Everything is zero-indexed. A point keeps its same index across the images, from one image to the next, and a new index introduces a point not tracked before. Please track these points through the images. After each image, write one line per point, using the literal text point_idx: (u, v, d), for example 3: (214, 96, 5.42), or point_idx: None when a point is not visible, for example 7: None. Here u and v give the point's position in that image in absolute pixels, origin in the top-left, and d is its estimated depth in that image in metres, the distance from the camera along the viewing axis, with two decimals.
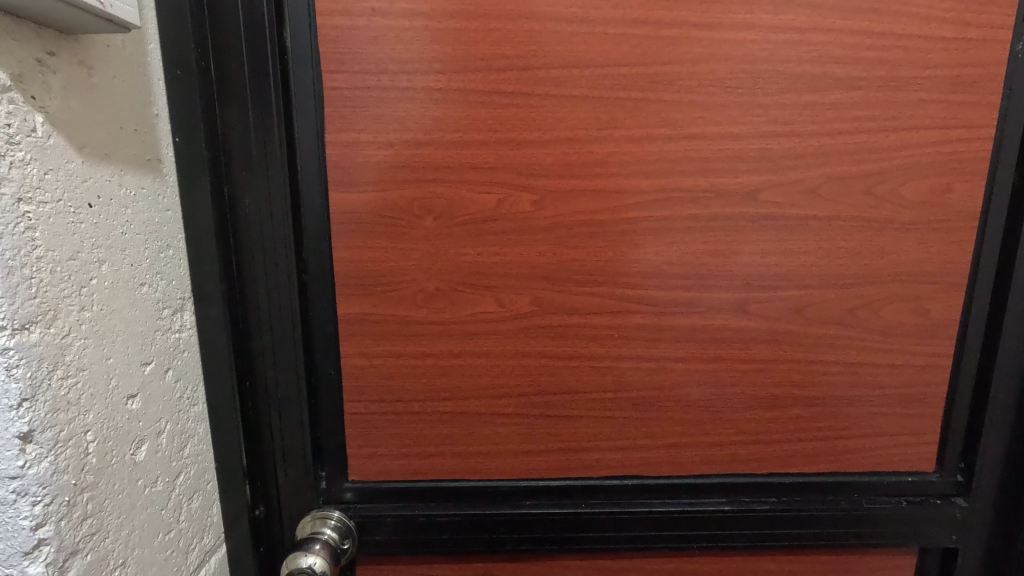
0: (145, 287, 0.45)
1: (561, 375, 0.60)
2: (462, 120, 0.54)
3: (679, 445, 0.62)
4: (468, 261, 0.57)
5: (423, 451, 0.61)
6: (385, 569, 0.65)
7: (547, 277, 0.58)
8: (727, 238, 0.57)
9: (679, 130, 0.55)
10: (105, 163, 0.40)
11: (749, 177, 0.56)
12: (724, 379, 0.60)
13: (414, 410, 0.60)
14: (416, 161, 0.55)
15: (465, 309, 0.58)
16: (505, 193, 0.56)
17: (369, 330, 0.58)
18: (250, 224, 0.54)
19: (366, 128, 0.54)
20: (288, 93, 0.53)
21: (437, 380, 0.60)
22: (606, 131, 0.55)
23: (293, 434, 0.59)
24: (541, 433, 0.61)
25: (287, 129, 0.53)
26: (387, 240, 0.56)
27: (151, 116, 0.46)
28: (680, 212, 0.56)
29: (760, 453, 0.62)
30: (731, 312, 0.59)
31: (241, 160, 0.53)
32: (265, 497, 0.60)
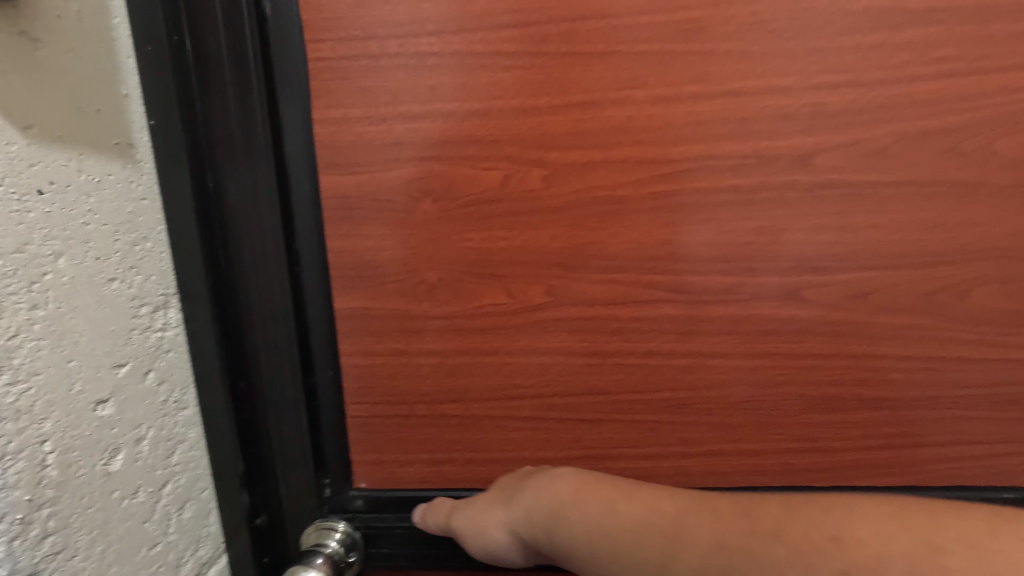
0: (115, 282, 0.41)
1: (583, 374, 0.53)
2: (461, 88, 0.48)
3: (721, 453, 0.54)
4: (473, 247, 0.51)
5: (432, 458, 0.56)
6: None
7: (563, 263, 0.51)
8: (774, 211, 0.48)
9: (714, 86, 0.46)
10: (60, 146, 0.37)
11: (800, 138, 0.47)
12: (773, 378, 0.52)
13: (421, 413, 0.55)
14: (412, 137, 0.49)
15: (473, 302, 0.52)
16: (512, 168, 0.49)
17: (369, 326, 0.53)
18: (237, 215, 0.50)
19: (355, 102, 0.49)
20: (270, 68, 0.48)
21: (444, 381, 0.54)
22: (627, 91, 0.47)
23: (293, 438, 0.55)
24: (561, 438, 0.55)
25: (271, 108, 0.48)
26: (383, 226, 0.51)
27: (119, 96, 0.42)
28: (715, 183, 0.48)
29: (817, 463, 0.53)
30: (781, 299, 0.50)
31: (225, 145, 0.49)
32: (268, 505, 0.57)
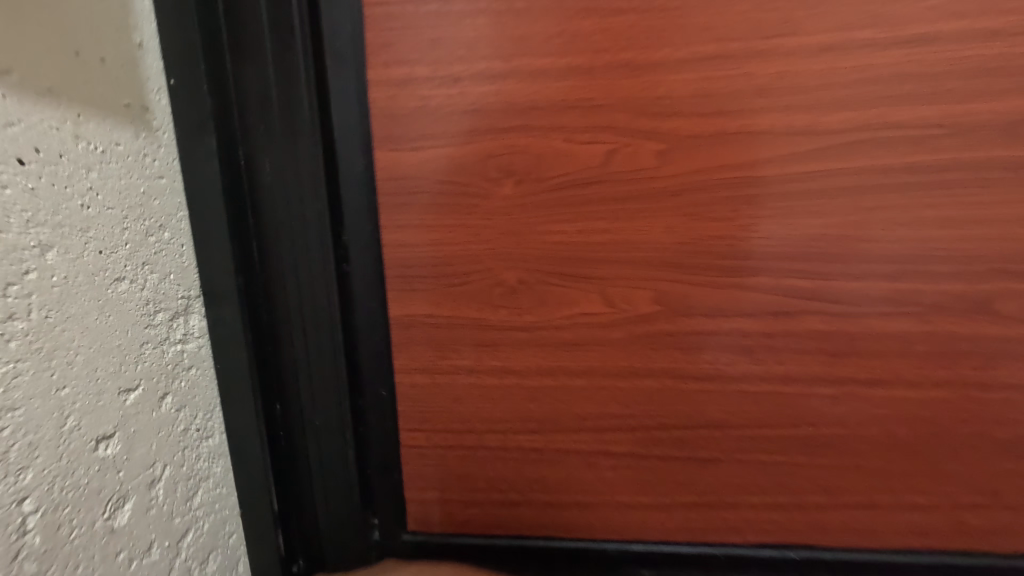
0: (122, 283, 0.32)
1: (696, 403, 0.42)
2: (554, 38, 0.37)
3: (871, 505, 0.42)
4: (562, 242, 0.41)
5: (503, 499, 0.46)
6: None
7: (678, 263, 0.40)
8: (964, 198, 0.37)
9: (896, 31, 0.35)
10: (50, 100, 0.27)
11: (1007, 100, 0.35)
12: (947, 413, 0.40)
13: (491, 445, 0.45)
14: (489, 102, 0.39)
15: (559, 311, 0.42)
16: (616, 141, 0.38)
17: (431, 339, 0.44)
18: (273, 196, 0.39)
19: (418, 59, 0.39)
20: (317, 9, 0.37)
21: (520, 407, 0.44)
22: (773, 39, 0.36)
23: (335, 471, 0.45)
24: (663, 480, 0.44)
25: (317, 65, 0.38)
26: (451, 216, 0.41)
27: (131, 48, 0.33)
28: (886, 161, 0.37)
29: (999, 523, 0.42)
30: (965, 313, 0.38)
31: (258, 106, 0.38)
32: (304, 551, 0.47)
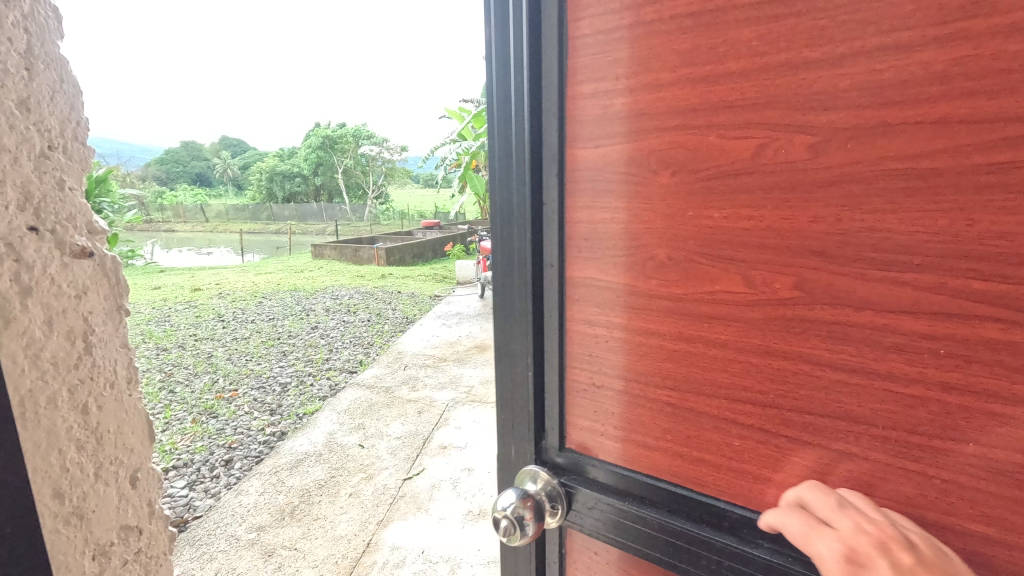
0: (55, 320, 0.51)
1: (823, 390, 0.47)
2: (721, 52, 0.48)
3: None
4: (710, 224, 0.51)
5: (641, 434, 0.59)
6: (590, 547, 0.65)
7: (820, 252, 0.46)
8: None
9: None
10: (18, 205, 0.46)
11: None
12: None
13: (636, 393, 0.59)
14: (659, 108, 0.52)
15: (703, 283, 0.52)
16: (768, 137, 0.47)
17: (598, 299, 0.60)
18: (507, 206, 0.64)
19: (609, 81, 0.55)
20: (539, 82, 0.59)
21: (665, 363, 0.56)
22: (952, 26, 0.38)
23: (522, 390, 0.67)
24: (787, 454, 0.50)
25: (533, 118, 0.59)
26: (620, 199, 0.56)
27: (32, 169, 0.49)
28: None
29: None
30: None
31: (505, 151, 0.63)
32: (502, 437, 0.71)
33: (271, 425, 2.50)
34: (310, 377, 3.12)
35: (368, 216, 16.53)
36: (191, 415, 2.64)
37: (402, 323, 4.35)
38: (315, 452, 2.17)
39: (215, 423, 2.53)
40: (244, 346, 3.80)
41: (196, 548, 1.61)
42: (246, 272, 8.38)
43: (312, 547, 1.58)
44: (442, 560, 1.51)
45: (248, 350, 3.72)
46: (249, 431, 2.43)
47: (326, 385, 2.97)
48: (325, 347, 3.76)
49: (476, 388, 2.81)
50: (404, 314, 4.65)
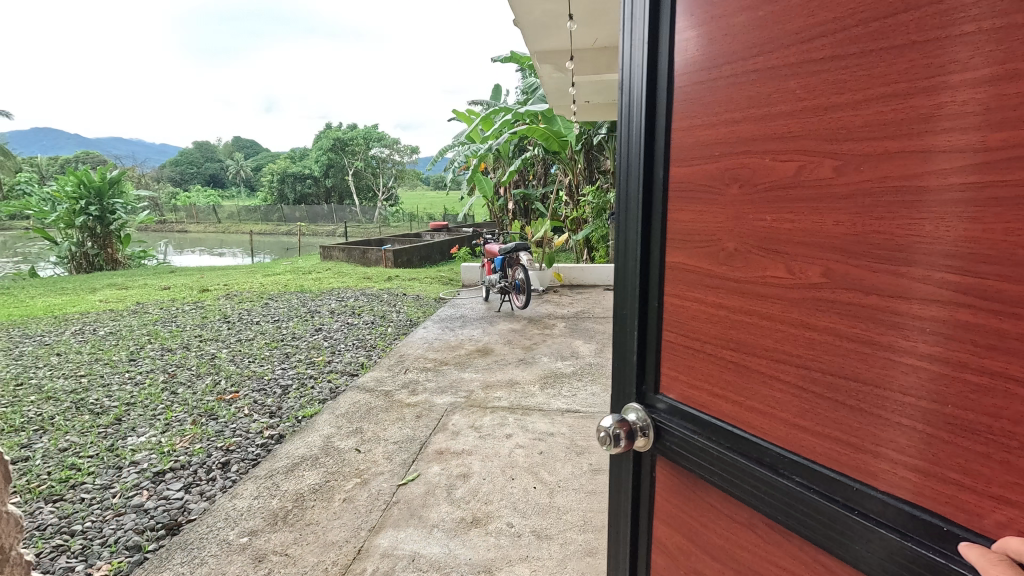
0: None
1: (842, 357, 0.51)
2: (774, 94, 0.55)
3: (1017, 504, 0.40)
4: (764, 225, 0.57)
5: (710, 392, 0.67)
6: (673, 474, 0.75)
7: (844, 249, 0.50)
8: None
9: None
10: None
11: None
12: None
13: (707, 350, 0.66)
14: (729, 136, 0.60)
15: (757, 270, 0.59)
16: (807, 159, 0.52)
17: (684, 276, 0.68)
18: (626, 185, 0.75)
19: (695, 114, 0.64)
20: (655, 83, 0.69)
21: (727, 333, 0.63)
22: (939, 76, 0.42)
23: (629, 343, 0.78)
24: (815, 414, 0.54)
25: (645, 115, 0.70)
26: (701, 205, 0.65)
27: None
28: None
29: None
30: None
31: (626, 138, 0.74)
32: (618, 384, 0.83)
33: (269, 428, 2.50)
34: (311, 380, 3.13)
35: (376, 218, 16.58)
36: (191, 417, 2.66)
37: (404, 326, 4.35)
38: (311, 456, 2.17)
39: (215, 425, 2.55)
40: (247, 348, 3.82)
41: (187, 552, 1.61)
42: (255, 273, 8.45)
43: (302, 553, 1.58)
44: (431, 569, 1.50)
45: (251, 352, 3.74)
46: (248, 434, 2.44)
47: (325, 388, 2.97)
48: (326, 349, 3.77)
49: (475, 393, 2.80)
50: (406, 317, 4.65)
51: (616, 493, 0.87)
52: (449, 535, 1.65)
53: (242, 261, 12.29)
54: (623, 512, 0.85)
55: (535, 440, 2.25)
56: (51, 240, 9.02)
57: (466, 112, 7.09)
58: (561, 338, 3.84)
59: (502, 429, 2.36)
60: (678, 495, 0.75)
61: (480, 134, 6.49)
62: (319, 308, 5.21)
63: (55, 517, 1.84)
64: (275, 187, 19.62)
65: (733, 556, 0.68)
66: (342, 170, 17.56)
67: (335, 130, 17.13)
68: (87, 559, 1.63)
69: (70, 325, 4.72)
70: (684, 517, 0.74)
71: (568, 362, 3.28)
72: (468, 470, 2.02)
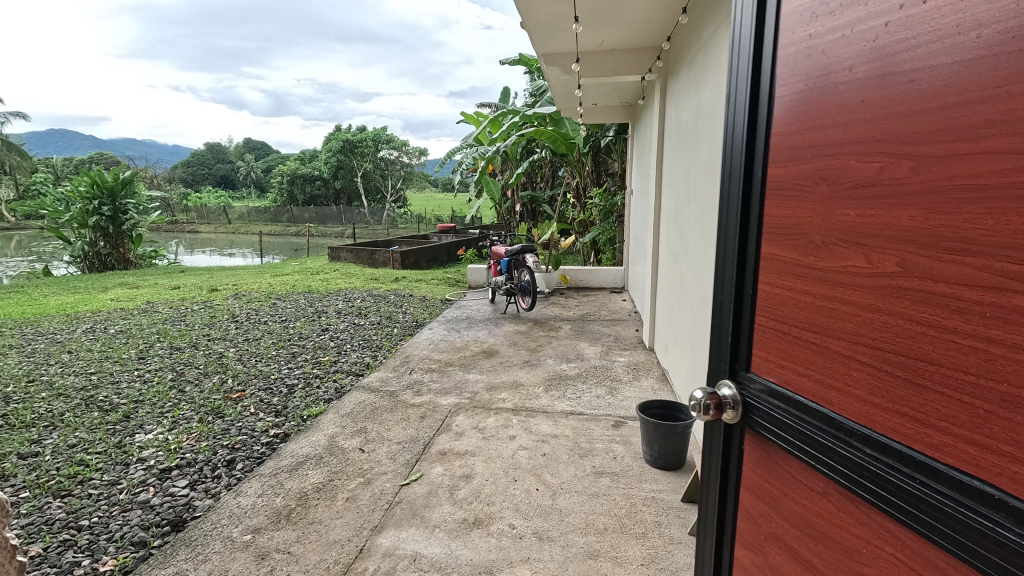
0: None
1: (914, 339, 0.55)
2: (861, 102, 0.61)
3: None
4: (848, 218, 0.63)
5: (793, 372, 0.72)
6: (760, 448, 0.81)
7: (917, 241, 0.54)
8: None
9: None
10: None
11: None
12: None
13: (792, 332, 0.72)
14: (819, 138, 0.67)
15: (840, 261, 0.64)
16: (886, 161, 0.57)
17: (776, 264, 0.75)
18: (732, 183, 0.85)
19: (790, 120, 0.72)
20: (757, 91, 0.78)
21: (810, 316, 0.69)
22: (1006, 87, 0.46)
23: (728, 325, 0.87)
24: (888, 391, 0.58)
25: (748, 118, 0.79)
26: (792, 200, 0.72)
27: None
28: None
29: None
30: None
31: (734, 142, 0.84)
32: (717, 362, 0.92)
33: (275, 426, 2.52)
34: (317, 379, 3.14)
35: (384, 220, 16.65)
36: (198, 415, 2.68)
37: (410, 327, 4.35)
38: (315, 456, 2.18)
39: (221, 423, 2.57)
40: (254, 347, 3.85)
41: (192, 549, 1.63)
42: (264, 273, 8.52)
43: (304, 552, 1.59)
44: (432, 570, 1.50)
45: (258, 351, 3.77)
46: (253, 432, 2.46)
47: (330, 388, 2.98)
48: (332, 350, 3.78)
49: (479, 395, 2.80)
50: (412, 318, 4.66)
51: (711, 462, 0.95)
52: (451, 536, 1.65)
53: (253, 261, 12.41)
54: (715, 480, 0.93)
55: (538, 442, 2.25)
56: (66, 240, 9.17)
57: (474, 114, 7.10)
58: (566, 341, 3.82)
59: (505, 430, 2.36)
60: (764, 466, 0.80)
61: (487, 136, 6.50)
62: (327, 308, 5.23)
63: (62, 511, 1.87)
64: (284, 188, 19.77)
65: (807, 524, 0.72)
66: (350, 172, 17.66)
67: (344, 132, 17.24)
68: (93, 554, 1.64)
69: (82, 323, 4.79)
70: (768, 486, 0.80)
71: (573, 365, 3.27)
72: (470, 471, 2.02)
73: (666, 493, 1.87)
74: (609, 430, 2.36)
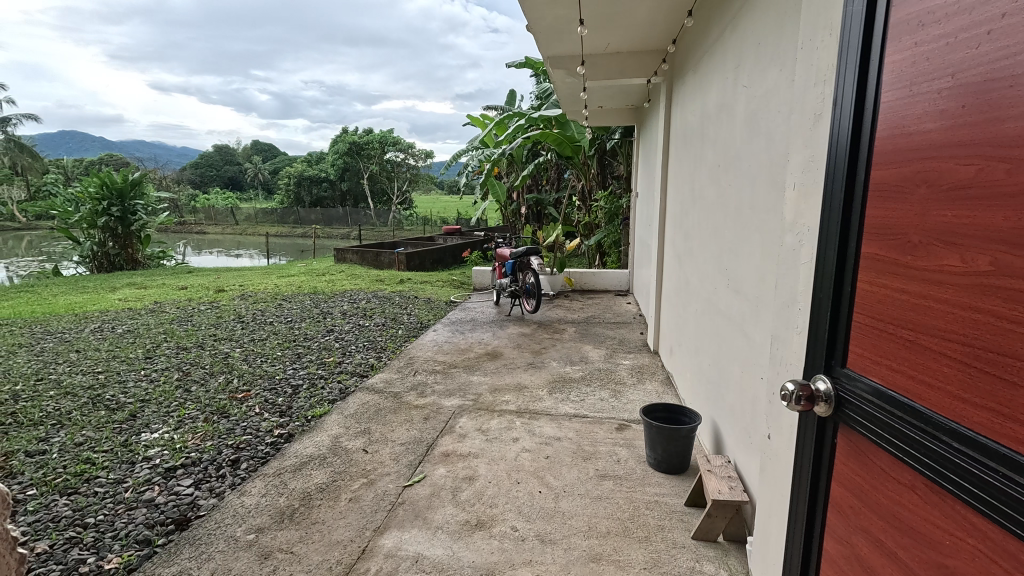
0: None
1: (1008, 339, 0.57)
2: (960, 108, 0.63)
3: None
4: (946, 219, 0.65)
5: (886, 367, 0.75)
6: (854, 441, 0.84)
7: (1014, 242, 0.57)
8: None
9: None
10: None
11: None
12: None
13: (886, 328, 0.75)
14: (916, 141, 0.70)
15: (936, 260, 0.66)
16: (987, 163, 0.60)
17: (874, 262, 0.78)
18: (832, 185, 0.88)
19: (890, 122, 0.75)
20: (863, 95, 0.80)
21: (903, 313, 0.71)
22: None
23: (823, 322, 0.89)
24: (981, 388, 0.61)
25: (851, 123, 0.82)
26: (891, 200, 0.74)
27: None
28: None
29: None
30: None
31: (837, 144, 0.87)
32: (810, 359, 0.95)
33: (279, 427, 2.53)
34: (321, 380, 3.15)
35: (389, 222, 16.71)
36: (203, 415, 2.69)
37: (414, 329, 4.36)
38: (318, 456, 2.19)
39: (226, 422, 2.58)
40: (260, 348, 3.87)
41: (195, 547, 1.64)
42: (270, 274, 8.56)
43: (307, 551, 1.59)
44: (434, 571, 1.50)
45: (264, 352, 3.79)
46: (258, 432, 2.47)
47: (335, 389, 2.99)
48: (337, 351, 3.79)
49: (483, 396, 2.80)
50: (416, 320, 4.67)
51: (805, 457, 0.98)
52: (453, 537, 1.65)
53: (260, 262, 12.49)
54: (809, 474, 0.96)
55: (542, 444, 2.25)
56: (75, 240, 9.26)
57: (479, 117, 7.12)
58: (570, 343, 3.81)
59: (508, 432, 2.36)
60: (857, 460, 0.83)
61: (492, 138, 6.51)
62: (332, 309, 5.26)
63: (68, 509, 1.88)
64: (291, 190, 19.89)
65: (895, 517, 0.75)
66: (357, 174, 17.74)
67: (351, 134, 17.32)
68: (99, 551, 1.66)
69: (91, 322, 4.85)
70: (859, 478, 0.82)
71: (576, 368, 3.26)
72: (473, 472, 2.02)
73: (670, 496, 1.86)
74: (613, 432, 2.35)
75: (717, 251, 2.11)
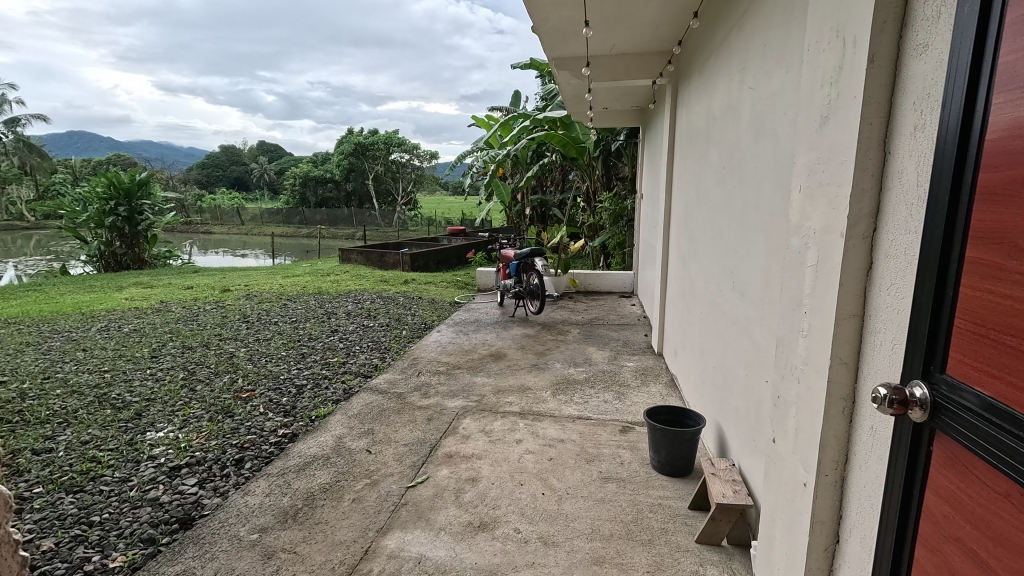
0: None
1: None
2: None
3: None
4: None
5: (993, 375, 0.66)
6: (947, 452, 0.75)
7: None
8: None
9: None
10: None
11: None
12: None
13: (994, 330, 0.66)
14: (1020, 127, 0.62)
15: None
16: None
17: (983, 256, 0.67)
18: (936, 167, 0.76)
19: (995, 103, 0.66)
20: (982, 61, 0.69)
21: (1017, 315, 0.62)
22: None
23: (921, 322, 0.79)
24: None
25: (964, 95, 0.71)
26: (999, 188, 0.65)
27: None
28: None
29: None
30: None
31: (944, 119, 0.75)
32: (903, 366, 0.85)
33: (283, 426, 2.53)
34: (325, 380, 3.16)
35: (394, 223, 16.78)
36: (208, 414, 2.70)
37: (418, 329, 4.36)
38: (322, 456, 2.20)
39: (231, 422, 2.60)
40: (265, 348, 3.89)
41: (199, 547, 1.64)
42: (275, 274, 8.60)
43: (310, 552, 1.60)
44: (435, 573, 1.50)
45: (269, 351, 3.80)
46: (263, 432, 2.48)
47: (339, 389, 3.00)
48: (341, 351, 3.80)
49: (486, 398, 2.80)
50: (420, 320, 4.68)
51: (889, 468, 0.88)
52: (455, 539, 1.64)
53: (266, 263, 12.54)
54: (894, 487, 0.85)
55: (545, 446, 2.24)
56: (82, 239, 9.33)
57: (484, 117, 7.13)
58: (573, 345, 3.81)
59: (511, 434, 2.36)
60: (952, 469, 0.74)
61: (496, 139, 6.51)
62: (336, 309, 5.27)
63: (74, 507, 1.89)
64: (297, 190, 19.97)
65: (992, 537, 0.67)
66: (362, 175, 17.82)
67: (356, 134, 17.36)
68: (103, 550, 1.66)
69: (98, 321, 4.88)
70: (952, 488, 0.73)
71: (580, 369, 3.25)
72: (477, 474, 2.02)
73: (674, 499, 1.85)
74: (617, 435, 2.35)
75: (722, 253, 2.09)
